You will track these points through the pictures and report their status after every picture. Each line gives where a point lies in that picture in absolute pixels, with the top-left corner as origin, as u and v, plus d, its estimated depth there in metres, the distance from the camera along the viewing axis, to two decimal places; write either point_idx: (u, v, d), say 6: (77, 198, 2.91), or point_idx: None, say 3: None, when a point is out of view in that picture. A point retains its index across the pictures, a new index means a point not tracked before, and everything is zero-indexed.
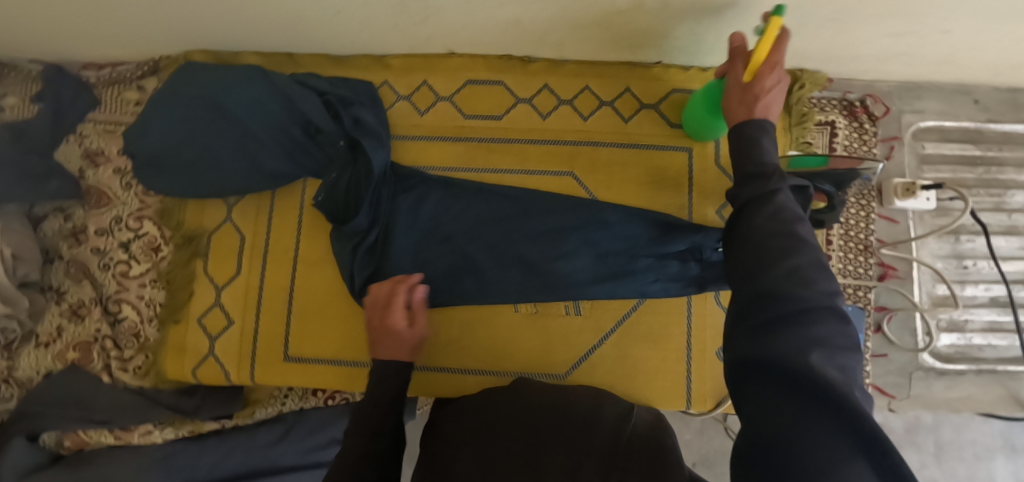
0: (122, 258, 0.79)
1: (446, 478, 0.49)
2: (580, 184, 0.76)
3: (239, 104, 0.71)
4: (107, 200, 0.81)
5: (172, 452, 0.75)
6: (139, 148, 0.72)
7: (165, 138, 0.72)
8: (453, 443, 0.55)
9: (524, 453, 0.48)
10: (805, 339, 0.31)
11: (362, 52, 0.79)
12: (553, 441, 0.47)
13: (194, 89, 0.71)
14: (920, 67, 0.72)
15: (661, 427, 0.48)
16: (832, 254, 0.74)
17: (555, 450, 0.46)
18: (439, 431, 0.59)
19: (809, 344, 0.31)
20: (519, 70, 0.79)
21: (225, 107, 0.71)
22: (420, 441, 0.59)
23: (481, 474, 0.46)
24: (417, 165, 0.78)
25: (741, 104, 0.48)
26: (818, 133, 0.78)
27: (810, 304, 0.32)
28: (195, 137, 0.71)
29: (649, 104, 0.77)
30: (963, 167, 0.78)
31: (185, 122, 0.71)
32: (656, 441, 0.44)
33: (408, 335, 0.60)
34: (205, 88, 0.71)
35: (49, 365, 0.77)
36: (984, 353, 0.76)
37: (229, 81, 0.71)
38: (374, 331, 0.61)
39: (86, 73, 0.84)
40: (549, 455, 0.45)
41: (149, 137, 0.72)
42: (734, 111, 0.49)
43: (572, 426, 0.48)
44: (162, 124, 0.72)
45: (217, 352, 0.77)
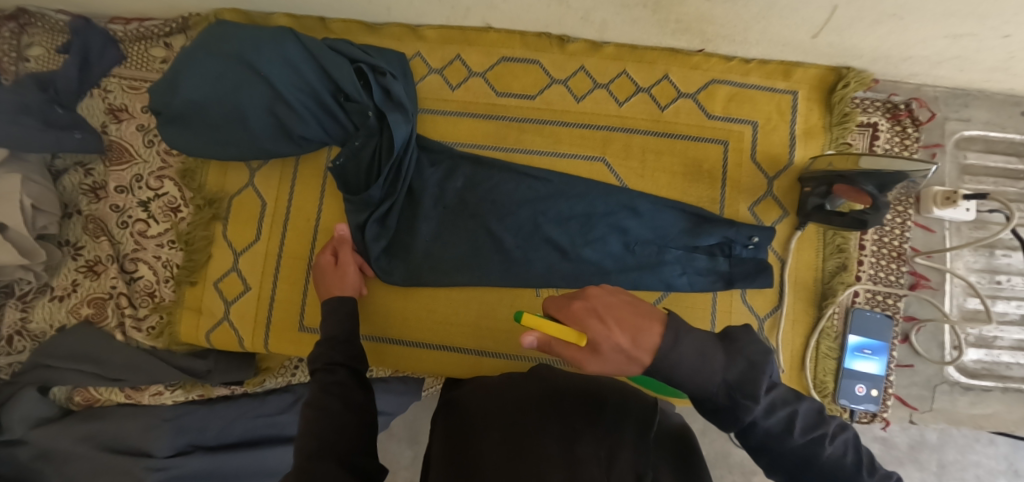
0: (141, 217, 0.78)
1: (479, 462, 0.50)
2: (611, 171, 0.74)
3: (269, 66, 0.69)
4: (128, 157, 0.80)
5: (182, 414, 0.75)
6: (163, 105, 0.70)
7: (187, 97, 0.69)
8: (480, 424, 0.56)
9: (559, 455, 0.48)
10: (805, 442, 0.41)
11: (397, 21, 0.77)
12: (582, 442, 0.49)
13: (225, 47, 0.70)
14: (972, 72, 0.70)
15: (676, 440, 0.54)
16: (864, 259, 0.73)
17: (589, 443, 0.49)
18: (462, 411, 0.61)
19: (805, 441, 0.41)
20: (556, 50, 0.76)
21: (255, 67, 0.69)
22: (444, 419, 0.61)
23: (513, 460, 0.49)
24: (446, 139, 0.77)
25: (610, 363, 0.38)
26: (859, 134, 0.75)
27: (775, 400, 0.41)
28: (223, 95, 0.69)
29: (687, 94, 0.75)
30: (1005, 180, 0.76)
31: (213, 79, 0.69)
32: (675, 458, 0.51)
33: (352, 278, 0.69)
34: (236, 47, 0.69)
35: (62, 320, 0.77)
36: (1012, 371, 0.74)
37: (262, 43, 0.70)
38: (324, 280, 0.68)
39: (113, 27, 0.82)
40: (585, 448, 0.48)
41: (174, 91, 0.69)
42: (613, 370, 0.39)
43: (605, 425, 0.51)
44: (186, 81, 0.70)
45: (232, 317, 0.76)
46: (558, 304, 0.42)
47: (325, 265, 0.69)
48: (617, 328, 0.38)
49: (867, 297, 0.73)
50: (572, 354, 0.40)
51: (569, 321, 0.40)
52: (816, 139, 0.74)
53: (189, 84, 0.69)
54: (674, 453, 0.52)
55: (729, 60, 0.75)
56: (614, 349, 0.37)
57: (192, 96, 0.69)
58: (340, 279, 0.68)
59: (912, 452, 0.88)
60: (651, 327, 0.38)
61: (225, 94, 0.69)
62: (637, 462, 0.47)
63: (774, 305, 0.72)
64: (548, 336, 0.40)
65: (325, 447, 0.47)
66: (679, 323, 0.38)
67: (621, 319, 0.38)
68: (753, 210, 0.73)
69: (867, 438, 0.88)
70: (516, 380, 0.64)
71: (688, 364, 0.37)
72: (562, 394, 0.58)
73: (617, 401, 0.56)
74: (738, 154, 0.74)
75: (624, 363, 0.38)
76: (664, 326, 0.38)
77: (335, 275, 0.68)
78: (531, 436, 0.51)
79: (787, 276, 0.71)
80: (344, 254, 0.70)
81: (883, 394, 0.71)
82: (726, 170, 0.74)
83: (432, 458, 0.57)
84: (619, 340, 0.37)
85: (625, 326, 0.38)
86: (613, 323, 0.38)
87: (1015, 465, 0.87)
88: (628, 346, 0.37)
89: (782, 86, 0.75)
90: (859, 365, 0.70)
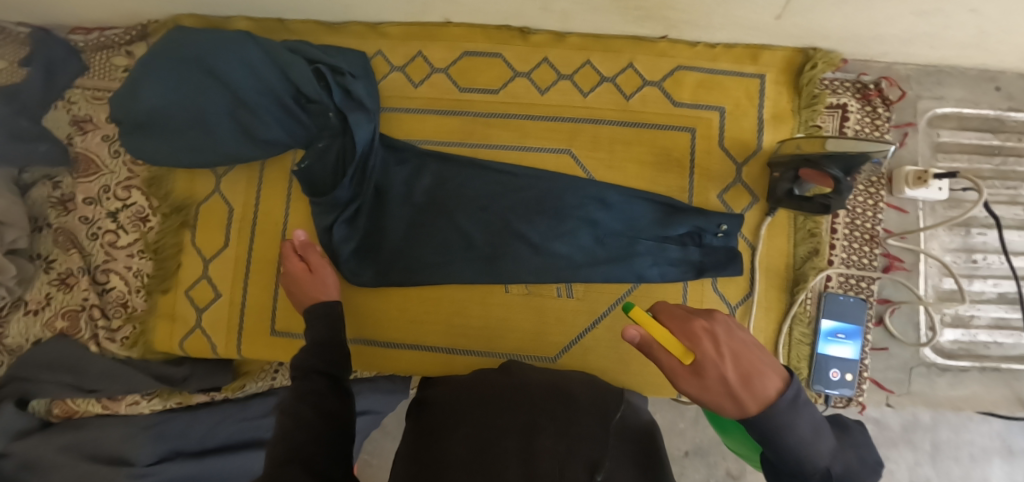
0: (110, 227, 0.78)
1: (444, 461, 0.49)
2: (578, 163, 0.73)
3: (229, 71, 0.68)
4: (95, 169, 0.80)
5: (159, 422, 0.75)
6: (124, 114, 0.70)
7: (149, 104, 0.69)
8: (446, 422, 0.56)
9: (519, 450, 0.47)
10: None
11: (358, 20, 0.76)
12: (542, 436, 0.49)
13: (184, 53, 0.69)
14: (943, 49, 0.69)
15: (641, 439, 0.54)
16: (835, 243, 0.72)
17: (548, 437, 0.49)
18: (430, 411, 0.61)
19: None
20: (520, 42, 0.75)
21: (218, 72, 0.68)
22: (413, 421, 0.61)
23: (477, 456, 0.48)
24: (411, 137, 0.76)
25: (706, 388, 0.37)
26: (829, 116, 0.74)
27: None
28: (186, 102, 0.69)
29: (653, 82, 0.74)
30: (980, 156, 0.74)
31: (176, 85, 0.69)
32: (637, 456, 0.51)
33: (323, 283, 0.68)
34: (195, 53, 0.69)
35: (38, 333, 0.76)
36: (989, 350, 0.73)
37: (221, 47, 0.69)
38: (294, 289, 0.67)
39: (74, 38, 0.82)
40: (543, 441, 0.48)
41: (136, 99, 0.69)
42: (706, 400, 0.38)
43: (564, 419, 0.51)
44: (147, 88, 0.69)
45: (204, 325, 0.76)
46: (674, 313, 0.42)
47: (291, 273, 0.68)
48: (730, 362, 0.37)
49: (840, 281, 0.72)
50: (671, 366, 0.39)
51: (681, 335, 0.40)
52: (785, 124, 0.73)
53: (150, 92, 0.68)
54: (634, 454, 0.52)
55: (694, 46, 0.73)
56: (720, 377, 0.37)
57: (153, 104, 0.68)
58: (300, 285, 0.66)
59: (905, 434, 0.83)
60: (768, 378, 0.37)
61: (189, 100, 0.69)
62: (595, 454, 0.47)
63: (746, 292, 0.71)
64: (653, 339, 0.40)
65: (287, 451, 0.47)
66: (798, 390, 0.38)
67: (738, 352, 0.38)
68: (722, 197, 0.72)
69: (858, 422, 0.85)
70: (485, 377, 0.64)
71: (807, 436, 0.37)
72: (527, 388, 0.58)
73: (583, 398, 0.57)
74: (706, 141, 0.73)
75: (720, 395, 0.37)
76: (783, 385, 0.37)
77: (302, 283, 0.67)
78: (493, 431, 0.51)
79: (758, 263, 0.71)
80: (296, 257, 0.67)
81: (858, 378, 0.71)
82: (694, 158, 0.73)
83: (399, 463, 0.55)
84: (729, 373, 0.37)
85: (741, 363, 0.37)
86: (729, 355, 0.38)
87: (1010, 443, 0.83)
88: (735, 381, 0.37)
89: (750, 70, 0.73)
90: (832, 350, 0.70)
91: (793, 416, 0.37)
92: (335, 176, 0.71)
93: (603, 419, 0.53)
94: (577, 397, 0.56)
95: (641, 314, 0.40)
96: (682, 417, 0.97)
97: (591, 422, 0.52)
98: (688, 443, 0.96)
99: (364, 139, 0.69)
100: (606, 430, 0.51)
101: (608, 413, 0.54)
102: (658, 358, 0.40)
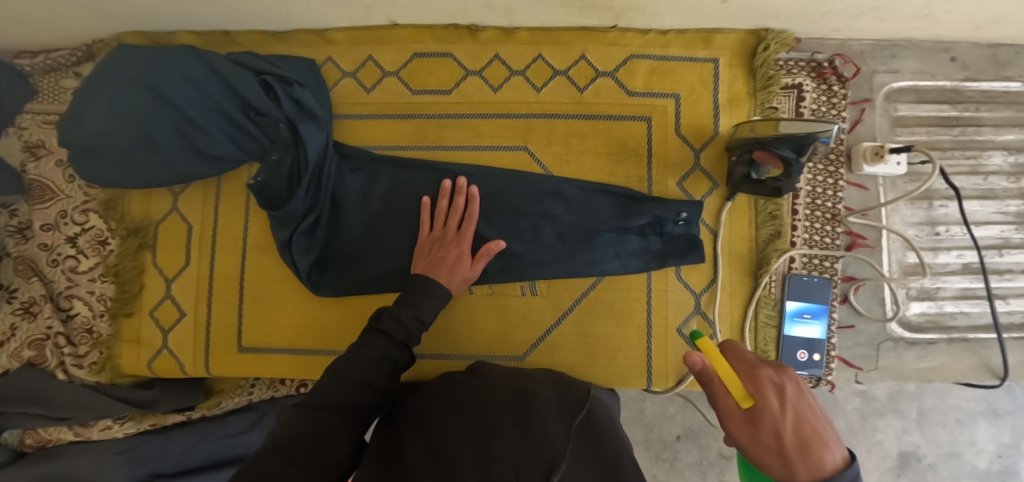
0: (70, 253, 0.77)
1: (399, 461, 0.49)
2: (535, 159, 0.73)
3: (172, 88, 0.67)
4: (51, 194, 0.79)
5: (134, 445, 0.75)
6: (69, 138, 0.68)
7: (92, 127, 0.67)
8: (409, 426, 0.56)
9: (475, 451, 0.47)
10: None
11: (303, 27, 0.75)
12: (501, 438, 0.48)
13: (126, 73, 0.68)
14: (893, 22, 0.68)
15: (608, 438, 0.54)
16: (797, 224, 0.72)
17: (508, 437, 0.48)
18: (395, 414, 0.60)
19: None
20: (468, 40, 0.74)
21: (163, 91, 0.67)
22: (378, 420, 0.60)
23: (432, 457, 0.48)
24: (366, 143, 0.75)
25: (756, 439, 0.36)
26: (785, 96, 0.73)
27: None
28: (131, 122, 0.67)
29: (606, 73, 0.73)
30: (938, 128, 0.74)
31: (120, 105, 0.67)
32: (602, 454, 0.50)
33: (466, 271, 0.66)
34: (137, 72, 0.68)
35: (4, 365, 0.74)
36: (956, 321, 0.74)
37: (163, 64, 0.68)
38: (434, 260, 0.65)
39: (21, 62, 0.81)
40: (502, 441, 0.47)
41: (81, 124, 0.68)
42: (754, 452, 0.36)
43: (526, 420, 0.50)
44: (91, 111, 0.68)
45: (171, 345, 0.76)
46: (743, 358, 0.41)
47: (430, 241, 0.67)
48: (790, 420, 0.35)
49: (803, 261, 0.72)
50: (726, 408, 0.39)
51: (745, 380, 0.39)
52: (741, 107, 0.72)
53: (97, 114, 0.67)
54: (596, 458, 0.50)
55: (645, 34, 0.73)
56: (774, 432, 0.35)
57: (97, 126, 0.67)
58: (457, 264, 0.65)
59: (892, 403, 0.82)
60: (831, 453, 0.33)
61: (136, 121, 0.67)
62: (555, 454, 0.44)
63: (710, 279, 0.71)
64: (714, 375, 0.40)
65: None
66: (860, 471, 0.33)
67: (803, 415, 0.36)
68: (682, 185, 0.72)
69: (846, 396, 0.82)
70: (453, 381, 0.63)
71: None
72: (493, 391, 0.58)
73: (548, 400, 0.56)
74: (662, 129, 0.72)
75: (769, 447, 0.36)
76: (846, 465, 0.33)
77: (433, 252, 0.66)
78: (454, 436, 0.50)
79: (720, 249, 0.71)
80: (466, 237, 0.67)
81: (826, 358, 0.71)
82: (652, 147, 0.72)
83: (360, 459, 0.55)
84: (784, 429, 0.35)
85: (804, 426, 0.35)
86: (792, 413, 0.36)
87: (994, 405, 0.81)
88: (789, 442, 0.34)
89: (703, 55, 0.73)
90: (799, 330, 0.70)
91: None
92: (289, 186, 0.70)
93: (569, 424, 0.51)
94: (542, 398, 0.56)
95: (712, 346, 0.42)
96: (671, 402, 0.96)
97: (556, 424, 0.50)
98: (679, 427, 0.95)
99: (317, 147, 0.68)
100: (570, 431, 0.50)
101: (572, 418, 0.53)
102: (715, 396, 0.39)
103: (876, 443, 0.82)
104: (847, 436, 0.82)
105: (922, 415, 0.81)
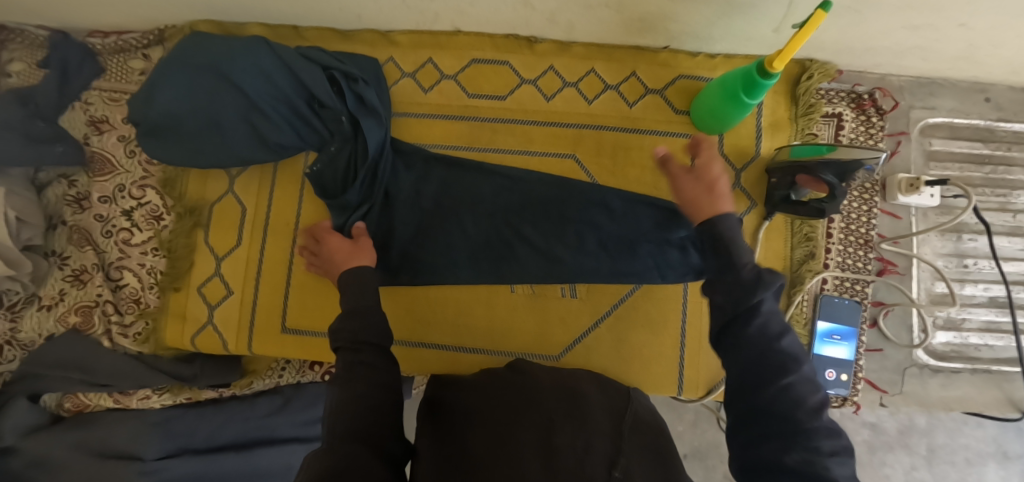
0: (124, 225, 0.80)
1: (456, 451, 0.49)
2: (582, 168, 0.76)
3: (244, 75, 0.70)
4: (110, 168, 0.81)
5: (170, 418, 0.75)
6: (141, 116, 0.71)
7: (166, 107, 0.70)
8: (457, 418, 0.55)
9: (537, 444, 0.47)
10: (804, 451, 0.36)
11: (369, 28, 0.79)
12: (559, 431, 0.48)
13: (200, 57, 0.71)
14: (935, 62, 0.72)
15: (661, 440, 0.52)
16: (832, 247, 0.74)
17: (566, 431, 0.48)
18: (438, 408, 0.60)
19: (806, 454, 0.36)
20: (526, 51, 0.78)
21: (235, 77, 0.70)
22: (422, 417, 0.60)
23: (492, 450, 0.47)
24: (420, 142, 0.78)
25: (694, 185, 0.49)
26: (825, 125, 0.76)
27: (806, 421, 0.37)
28: (202, 104, 0.70)
29: (655, 91, 0.76)
30: (970, 165, 0.77)
31: (192, 88, 0.70)
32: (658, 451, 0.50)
33: None
34: (210, 57, 0.70)
35: (52, 329, 0.77)
36: (980, 352, 0.76)
37: (236, 51, 0.71)
38: None
39: (92, 40, 0.84)
40: (563, 434, 0.47)
41: (151, 102, 0.70)
42: (690, 197, 0.49)
43: (579, 412, 0.51)
44: (165, 91, 0.70)
45: (216, 321, 0.78)
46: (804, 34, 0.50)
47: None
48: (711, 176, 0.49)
49: (835, 283, 0.74)
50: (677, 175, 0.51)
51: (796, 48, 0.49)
52: (782, 132, 0.75)
53: (168, 95, 0.70)
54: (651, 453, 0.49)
55: (695, 56, 0.76)
56: (704, 179, 0.49)
57: (169, 106, 0.70)
58: None
59: (901, 437, 0.82)
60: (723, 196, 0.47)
61: (208, 103, 0.70)
62: (611, 451, 0.45)
63: None
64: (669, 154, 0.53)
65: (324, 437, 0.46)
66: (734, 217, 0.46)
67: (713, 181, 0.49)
68: None
69: (856, 426, 0.81)
70: (494, 377, 0.63)
71: (813, 415, 0.38)
72: (540, 387, 0.57)
73: (596, 397, 0.56)
74: None
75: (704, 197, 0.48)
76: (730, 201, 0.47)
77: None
78: (509, 428, 0.49)
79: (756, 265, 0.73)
80: None
81: (853, 378, 0.73)
82: None
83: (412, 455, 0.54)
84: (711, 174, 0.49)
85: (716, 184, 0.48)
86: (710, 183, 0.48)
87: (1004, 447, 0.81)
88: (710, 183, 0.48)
89: None
90: (828, 350, 0.72)
91: (800, 401, 0.38)
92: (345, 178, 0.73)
93: (617, 420, 0.51)
94: (590, 397, 0.56)
95: (820, 15, 0.47)
96: (680, 420, 0.97)
97: (605, 418, 0.51)
98: (686, 446, 0.96)
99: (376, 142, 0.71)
100: (619, 427, 0.50)
101: (620, 417, 0.52)
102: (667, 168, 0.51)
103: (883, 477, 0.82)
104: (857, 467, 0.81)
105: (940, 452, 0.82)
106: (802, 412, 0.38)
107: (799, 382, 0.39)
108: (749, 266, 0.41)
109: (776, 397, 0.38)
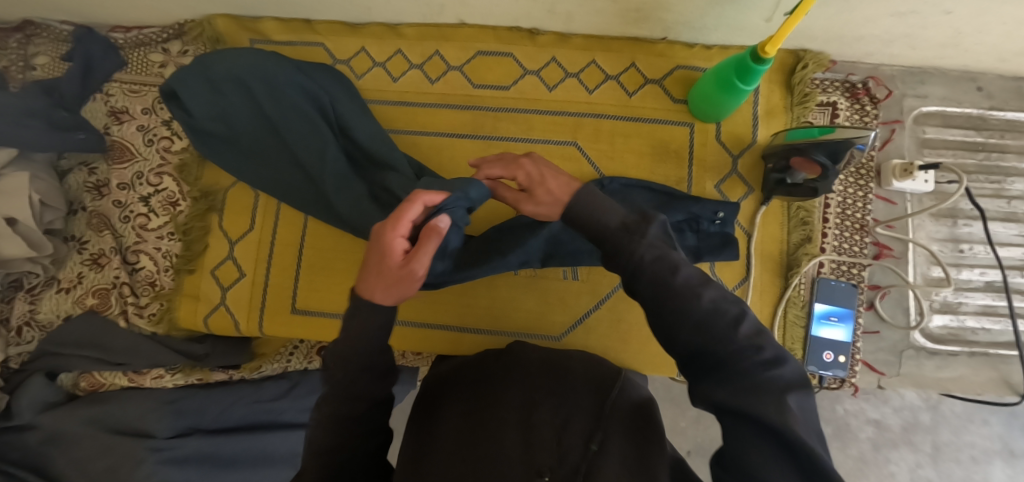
0: (141, 211, 0.83)
1: (439, 436, 0.52)
2: (583, 154, 0.78)
3: (275, 86, 0.73)
4: (129, 156, 0.85)
5: (181, 397, 0.76)
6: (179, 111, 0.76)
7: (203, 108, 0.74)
8: (447, 401, 0.58)
9: (518, 422, 0.49)
10: (737, 385, 0.32)
11: (378, 21, 0.82)
12: (541, 410, 0.50)
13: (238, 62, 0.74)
14: (925, 50, 0.74)
15: (648, 405, 0.53)
16: (827, 231, 0.76)
17: (546, 411, 0.50)
18: (428, 391, 0.63)
19: (740, 386, 0.32)
20: (528, 42, 0.81)
21: (281, 91, 0.73)
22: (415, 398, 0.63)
23: (470, 433, 0.50)
24: (427, 130, 0.81)
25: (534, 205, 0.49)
26: (819, 113, 0.79)
27: (735, 343, 0.33)
28: (244, 113, 0.74)
29: (653, 80, 0.79)
30: (964, 152, 0.78)
31: (227, 98, 0.74)
32: (645, 410, 0.52)
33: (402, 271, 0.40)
34: (246, 63, 0.73)
35: (68, 310, 0.80)
36: (977, 336, 0.77)
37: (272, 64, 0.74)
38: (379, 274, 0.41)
39: (114, 35, 0.88)
40: (541, 413, 0.49)
41: (194, 100, 0.74)
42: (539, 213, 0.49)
43: (559, 391, 0.53)
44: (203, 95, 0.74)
45: (228, 302, 0.80)
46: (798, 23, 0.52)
47: (399, 284, 0.40)
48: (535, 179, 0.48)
49: (832, 267, 0.76)
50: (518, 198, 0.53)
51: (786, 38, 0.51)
52: (777, 119, 0.78)
53: (213, 99, 0.74)
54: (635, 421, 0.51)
55: (692, 47, 0.79)
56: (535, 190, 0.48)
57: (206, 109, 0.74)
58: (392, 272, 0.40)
59: (905, 434, 0.81)
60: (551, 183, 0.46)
61: (249, 112, 0.74)
62: (589, 426, 0.49)
63: (742, 277, 0.75)
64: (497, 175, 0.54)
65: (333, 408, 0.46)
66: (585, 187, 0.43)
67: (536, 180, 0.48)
68: (719, 187, 0.77)
69: (858, 422, 0.82)
70: (487, 355, 0.66)
71: (733, 334, 0.33)
72: (524, 364, 0.59)
73: (580, 374, 0.58)
74: (703, 135, 0.78)
75: (552, 208, 0.46)
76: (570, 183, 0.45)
77: (382, 287, 0.40)
78: (491, 409, 0.52)
79: (754, 248, 0.75)
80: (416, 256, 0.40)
81: (850, 360, 0.74)
82: (692, 150, 0.77)
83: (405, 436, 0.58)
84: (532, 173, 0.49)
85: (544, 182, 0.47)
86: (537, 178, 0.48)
87: (1010, 445, 0.80)
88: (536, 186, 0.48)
89: None
90: (825, 332, 0.73)
91: (718, 315, 0.34)
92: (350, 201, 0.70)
93: (598, 398, 0.53)
94: (575, 373, 0.58)
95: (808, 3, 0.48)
96: (684, 416, 0.96)
97: (587, 398, 0.53)
98: (689, 442, 0.95)
99: (397, 182, 0.69)
100: (600, 405, 0.52)
101: (602, 394, 0.54)
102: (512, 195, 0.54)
103: (889, 475, 0.81)
104: (859, 465, 0.81)
105: (945, 443, 0.81)
106: (722, 342, 0.33)
107: (718, 298, 0.34)
108: (620, 226, 0.39)
109: (691, 327, 0.34)
